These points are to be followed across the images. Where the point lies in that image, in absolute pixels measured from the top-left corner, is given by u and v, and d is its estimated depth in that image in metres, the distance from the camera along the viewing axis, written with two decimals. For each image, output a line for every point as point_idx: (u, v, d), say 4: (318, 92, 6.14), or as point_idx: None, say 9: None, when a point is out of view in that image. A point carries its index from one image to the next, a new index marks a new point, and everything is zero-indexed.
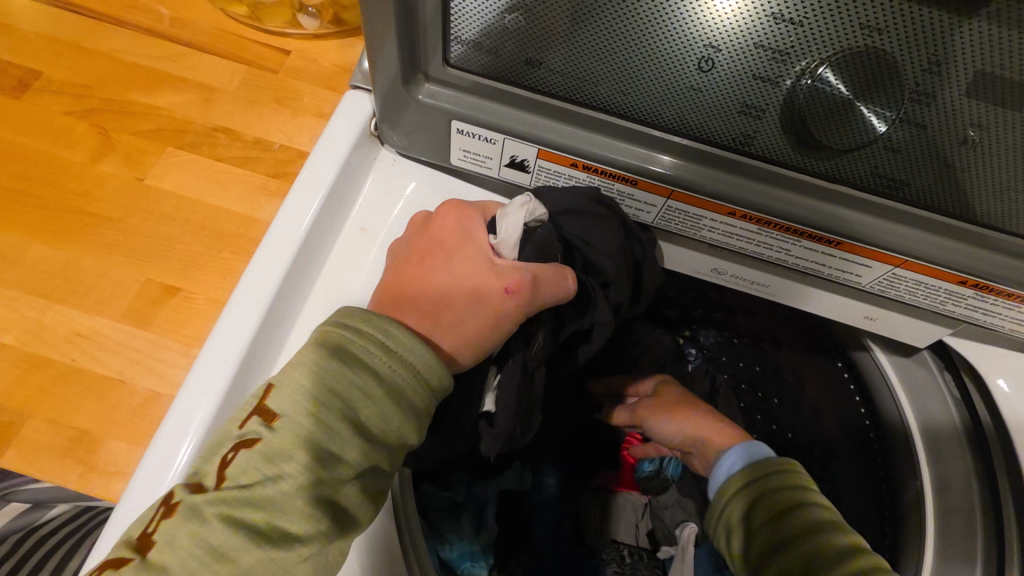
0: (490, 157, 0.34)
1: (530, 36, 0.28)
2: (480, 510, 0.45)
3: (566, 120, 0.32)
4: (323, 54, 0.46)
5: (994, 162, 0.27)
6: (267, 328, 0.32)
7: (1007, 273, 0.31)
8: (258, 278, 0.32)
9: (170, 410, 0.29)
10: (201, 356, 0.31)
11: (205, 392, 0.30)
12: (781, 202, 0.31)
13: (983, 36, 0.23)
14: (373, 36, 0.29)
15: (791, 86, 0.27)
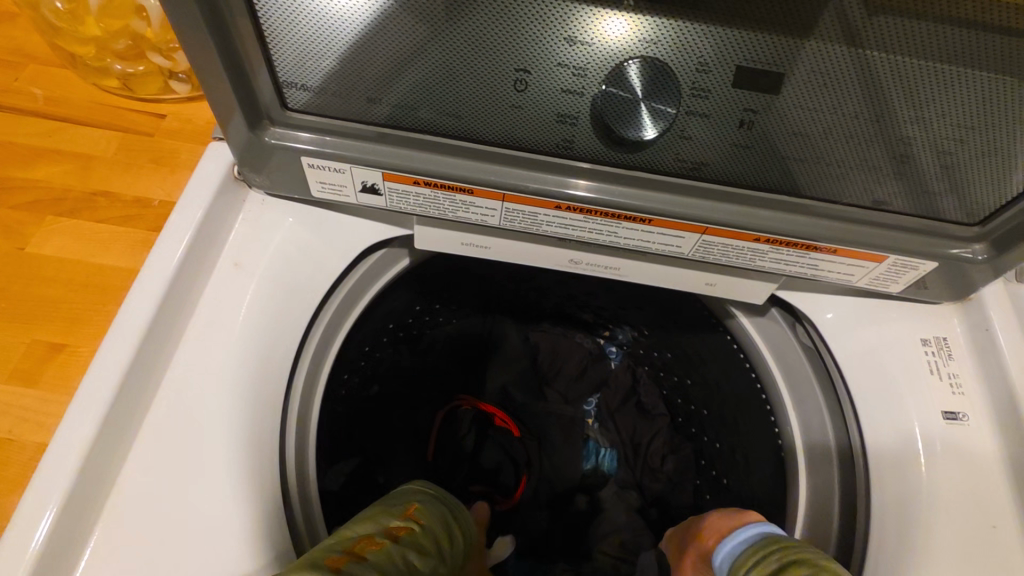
0: (348, 187, 0.38)
1: (360, 77, 0.33)
2: None
3: (418, 146, 0.36)
4: (197, 112, 0.50)
5: (772, 138, 0.33)
6: (139, 372, 0.35)
7: (791, 227, 0.37)
8: (128, 328, 0.35)
9: (41, 463, 0.32)
10: (71, 412, 0.34)
11: (76, 441, 0.33)
12: (601, 192, 0.37)
13: (731, 38, 0.29)
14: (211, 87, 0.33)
15: (593, 96, 0.32)
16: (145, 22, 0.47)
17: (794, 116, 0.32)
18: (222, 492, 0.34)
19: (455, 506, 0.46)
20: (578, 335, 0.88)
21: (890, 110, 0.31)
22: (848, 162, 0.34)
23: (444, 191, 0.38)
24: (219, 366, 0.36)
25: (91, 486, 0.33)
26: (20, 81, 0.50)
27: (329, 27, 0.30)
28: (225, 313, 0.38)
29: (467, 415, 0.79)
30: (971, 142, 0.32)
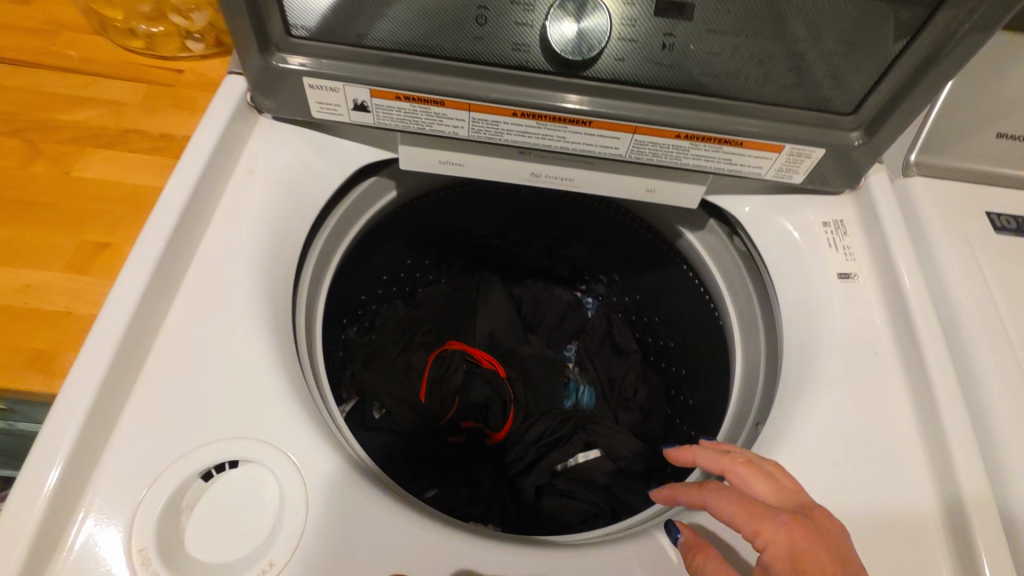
0: (344, 103, 0.47)
1: (353, 15, 0.43)
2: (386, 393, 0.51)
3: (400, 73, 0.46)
4: (211, 68, 0.58)
5: (685, 59, 0.43)
6: (169, 254, 0.41)
7: (704, 122, 0.46)
8: (166, 214, 0.42)
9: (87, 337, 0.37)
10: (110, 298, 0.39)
11: (118, 316, 0.38)
12: (543, 98, 0.46)
13: None
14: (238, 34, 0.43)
15: (539, 28, 0.43)
16: None
17: (701, 36, 0.42)
18: (244, 348, 0.40)
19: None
20: (556, 290, 0.96)
21: (761, 28, 0.41)
22: (740, 72, 0.44)
23: (426, 104, 0.47)
24: (241, 256, 0.43)
25: (139, 331, 0.38)
26: (56, 45, 0.57)
27: None
28: (251, 204, 0.46)
29: (454, 356, 0.80)
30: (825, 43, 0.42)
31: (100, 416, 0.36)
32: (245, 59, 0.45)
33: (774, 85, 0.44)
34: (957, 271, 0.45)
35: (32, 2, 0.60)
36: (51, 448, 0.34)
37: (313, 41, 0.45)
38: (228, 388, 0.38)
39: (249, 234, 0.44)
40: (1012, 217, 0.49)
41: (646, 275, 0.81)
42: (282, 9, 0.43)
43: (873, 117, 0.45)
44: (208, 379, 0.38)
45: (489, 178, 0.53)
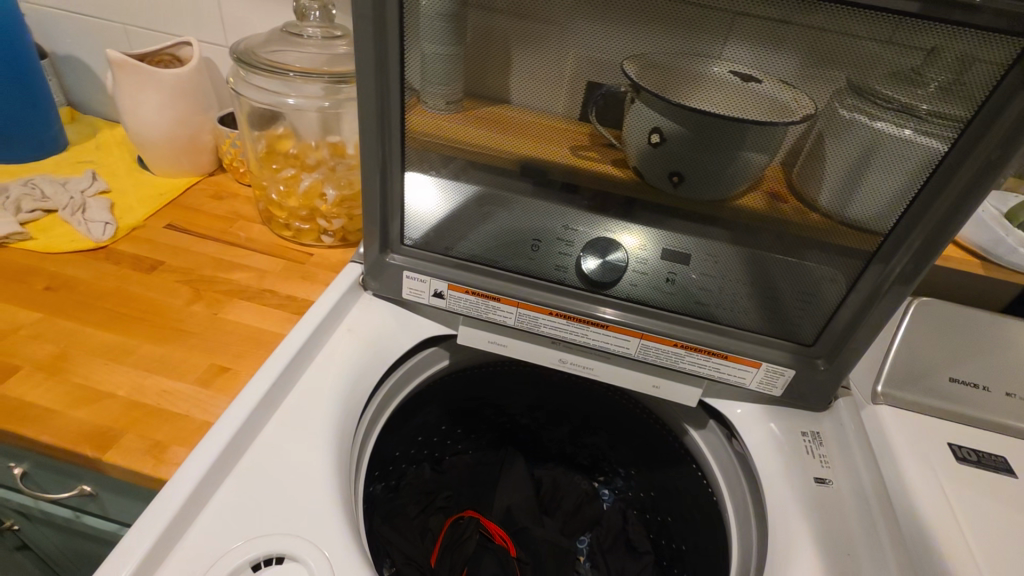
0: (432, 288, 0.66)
1: (446, 236, 0.64)
2: None
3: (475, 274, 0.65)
4: (333, 255, 0.78)
5: (681, 291, 0.61)
6: (281, 380, 0.54)
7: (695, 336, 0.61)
8: (287, 350, 0.56)
9: (206, 437, 0.47)
10: (230, 408, 0.51)
11: (232, 422, 0.49)
12: (572, 303, 0.63)
13: (648, 237, 0.61)
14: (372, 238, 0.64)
15: (575, 257, 0.62)
16: (324, 201, 0.76)
17: (690, 277, 0.60)
18: (316, 463, 0.50)
19: None
20: (576, 477, 1.01)
21: (730, 276, 0.59)
22: (717, 303, 0.60)
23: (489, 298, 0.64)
24: (330, 391, 0.56)
25: (242, 436, 0.49)
26: (233, 228, 0.80)
27: (438, 211, 0.63)
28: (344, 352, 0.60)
29: (469, 524, 0.89)
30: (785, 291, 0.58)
31: (181, 517, 0.44)
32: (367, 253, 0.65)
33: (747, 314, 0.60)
34: (925, 492, 0.53)
35: (226, 200, 0.85)
36: (153, 522, 0.43)
37: (415, 248, 0.65)
38: (295, 495, 0.47)
39: (340, 375, 0.58)
40: (973, 449, 0.57)
41: (659, 473, 0.86)
42: (401, 228, 0.64)
43: (830, 346, 0.58)
44: (282, 484, 0.48)
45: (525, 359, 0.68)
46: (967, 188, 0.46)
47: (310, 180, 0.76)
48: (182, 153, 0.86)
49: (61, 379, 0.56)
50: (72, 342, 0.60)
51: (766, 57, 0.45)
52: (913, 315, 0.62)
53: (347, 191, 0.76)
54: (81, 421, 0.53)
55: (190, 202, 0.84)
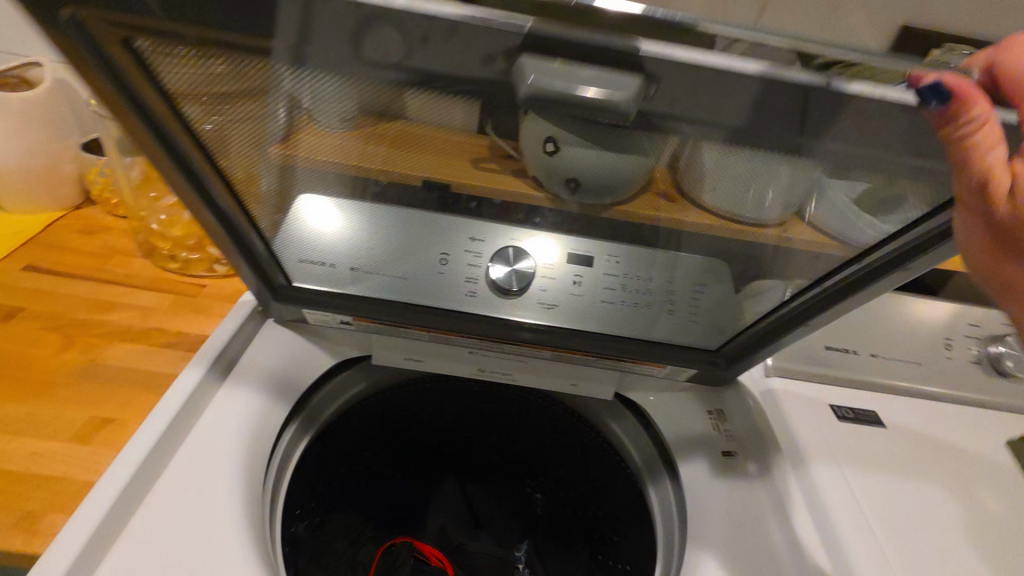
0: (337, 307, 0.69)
1: (352, 260, 0.66)
2: None
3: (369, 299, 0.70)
4: (229, 284, 0.73)
5: (587, 292, 0.67)
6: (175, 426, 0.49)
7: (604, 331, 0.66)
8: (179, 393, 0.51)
9: (85, 503, 0.42)
10: (114, 465, 0.45)
11: (117, 480, 0.44)
12: (483, 311, 0.67)
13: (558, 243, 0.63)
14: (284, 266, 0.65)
15: (484, 267, 0.66)
16: (214, 228, 0.71)
17: (595, 279, 0.66)
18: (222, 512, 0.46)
19: None
20: (508, 487, 1.01)
21: (626, 275, 0.65)
22: (615, 300, 0.67)
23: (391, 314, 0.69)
24: (232, 431, 0.52)
25: (131, 495, 0.45)
26: (107, 264, 0.72)
27: (340, 237, 0.64)
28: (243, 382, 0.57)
29: (403, 549, 0.88)
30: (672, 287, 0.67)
31: None
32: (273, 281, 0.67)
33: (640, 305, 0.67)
34: (816, 455, 0.58)
35: (98, 234, 0.77)
36: None
37: (310, 275, 0.68)
38: (199, 550, 0.43)
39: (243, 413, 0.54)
40: (850, 407, 0.65)
41: (586, 470, 0.89)
42: (303, 259, 0.67)
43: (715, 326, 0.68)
44: (182, 539, 0.43)
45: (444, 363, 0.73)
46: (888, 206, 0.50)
47: None
48: (38, 185, 0.76)
49: None
50: None
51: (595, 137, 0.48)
52: None
53: None
54: None
55: (54, 238, 0.75)
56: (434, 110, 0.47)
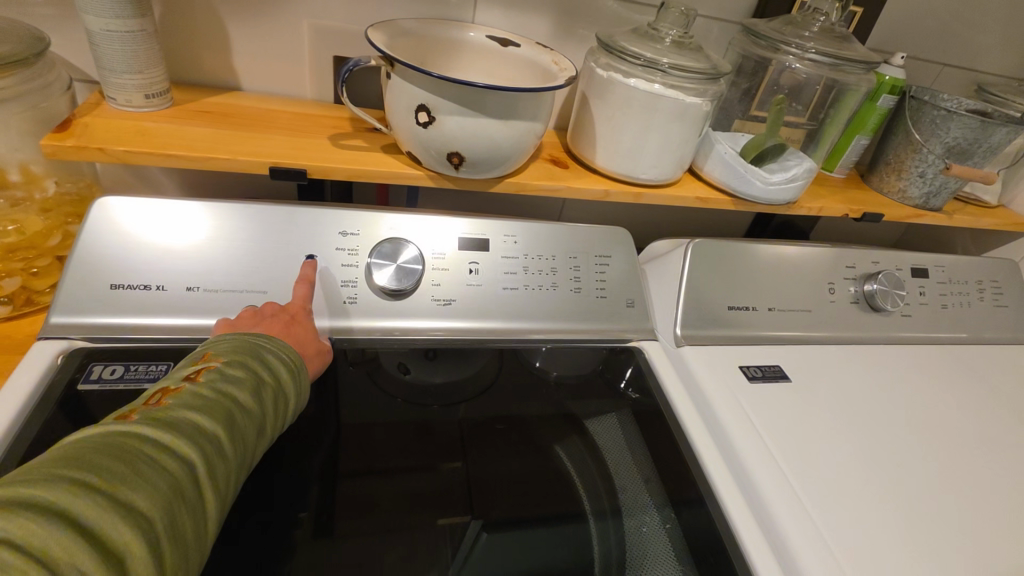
0: (161, 349, 0.49)
1: (191, 273, 0.51)
2: (366, 389, 0.55)
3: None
4: (16, 328, 0.55)
5: (491, 277, 0.58)
6: None
7: (512, 318, 0.59)
8: None
9: None
10: None
11: None
12: (376, 316, 0.55)
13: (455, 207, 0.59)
14: (92, 301, 0.49)
15: (364, 266, 0.56)
16: None
17: (495, 261, 0.59)
18: None
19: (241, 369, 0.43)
20: None
21: (523, 253, 0.60)
22: (522, 284, 0.59)
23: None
24: None
25: None
26: None
27: (171, 252, 0.51)
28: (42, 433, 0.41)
29: None
30: (578, 258, 0.62)
31: None
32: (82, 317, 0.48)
33: (554, 289, 0.60)
34: (718, 399, 0.57)
35: None
36: None
37: (129, 294, 0.49)
38: None
39: None
40: (756, 365, 0.64)
41: None
42: (121, 283, 0.50)
43: (633, 285, 0.64)
44: None
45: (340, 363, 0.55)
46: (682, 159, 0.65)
47: None
48: None
49: None
50: None
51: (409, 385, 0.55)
52: (693, 256, 0.67)
53: (14, 238, 0.53)
54: None
55: None
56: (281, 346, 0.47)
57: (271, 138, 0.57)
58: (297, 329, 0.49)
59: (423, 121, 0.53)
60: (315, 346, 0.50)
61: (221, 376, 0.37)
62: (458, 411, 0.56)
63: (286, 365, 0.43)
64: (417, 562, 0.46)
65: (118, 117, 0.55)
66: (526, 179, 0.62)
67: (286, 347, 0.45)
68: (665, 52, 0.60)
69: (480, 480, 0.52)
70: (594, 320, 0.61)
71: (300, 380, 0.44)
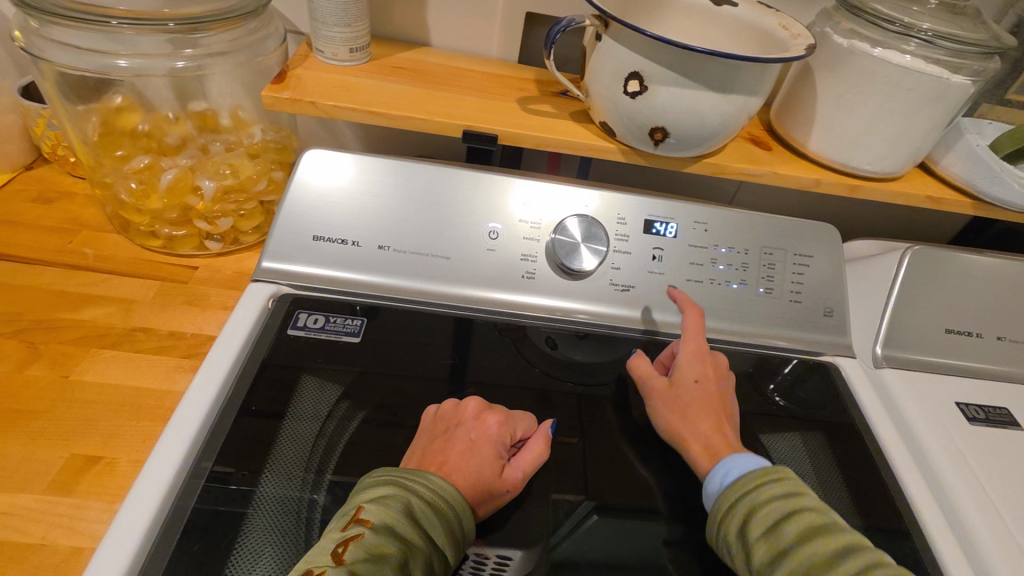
0: (352, 304, 0.52)
1: (386, 232, 0.53)
2: (525, 358, 0.52)
3: (295, 438, 0.42)
4: (226, 265, 0.60)
5: (671, 267, 0.55)
6: (194, 451, 0.40)
7: (686, 311, 0.55)
8: (190, 408, 0.41)
9: (95, 563, 0.33)
10: (121, 511, 0.36)
11: (130, 534, 0.35)
12: (550, 292, 0.54)
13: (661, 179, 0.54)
14: (298, 250, 0.52)
15: (546, 241, 0.54)
16: (199, 197, 0.57)
17: (677, 250, 0.55)
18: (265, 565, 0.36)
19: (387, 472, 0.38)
20: None
21: (707, 244, 0.56)
22: (700, 278, 0.55)
23: (407, 336, 0.51)
24: (262, 446, 0.41)
25: (150, 555, 0.35)
26: (73, 244, 0.59)
27: (368, 210, 0.53)
28: (253, 369, 0.45)
29: None
30: (774, 255, 0.57)
31: None
32: (288, 264, 0.52)
33: (742, 287, 0.55)
34: (928, 431, 0.49)
35: (55, 203, 0.63)
36: None
37: (330, 246, 0.52)
38: None
39: (269, 422, 0.43)
40: (980, 405, 0.53)
41: None
42: (325, 235, 0.52)
43: (825, 291, 0.57)
44: None
45: (499, 326, 0.54)
46: (920, 147, 0.53)
47: (175, 169, 0.56)
48: None
49: None
50: None
51: (563, 373, 0.52)
52: (910, 264, 0.57)
53: (230, 181, 0.57)
54: None
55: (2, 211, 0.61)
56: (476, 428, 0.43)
57: (464, 100, 0.56)
58: (460, 453, 0.40)
59: (630, 91, 0.48)
60: (506, 468, 0.41)
61: (367, 558, 0.32)
62: (604, 395, 0.51)
63: (440, 519, 0.36)
64: (531, 528, 0.41)
65: (324, 70, 0.56)
66: (726, 161, 0.56)
67: (444, 487, 0.37)
68: (929, 17, 0.49)
69: (627, 459, 0.47)
70: (779, 325, 0.56)
71: (462, 524, 0.37)
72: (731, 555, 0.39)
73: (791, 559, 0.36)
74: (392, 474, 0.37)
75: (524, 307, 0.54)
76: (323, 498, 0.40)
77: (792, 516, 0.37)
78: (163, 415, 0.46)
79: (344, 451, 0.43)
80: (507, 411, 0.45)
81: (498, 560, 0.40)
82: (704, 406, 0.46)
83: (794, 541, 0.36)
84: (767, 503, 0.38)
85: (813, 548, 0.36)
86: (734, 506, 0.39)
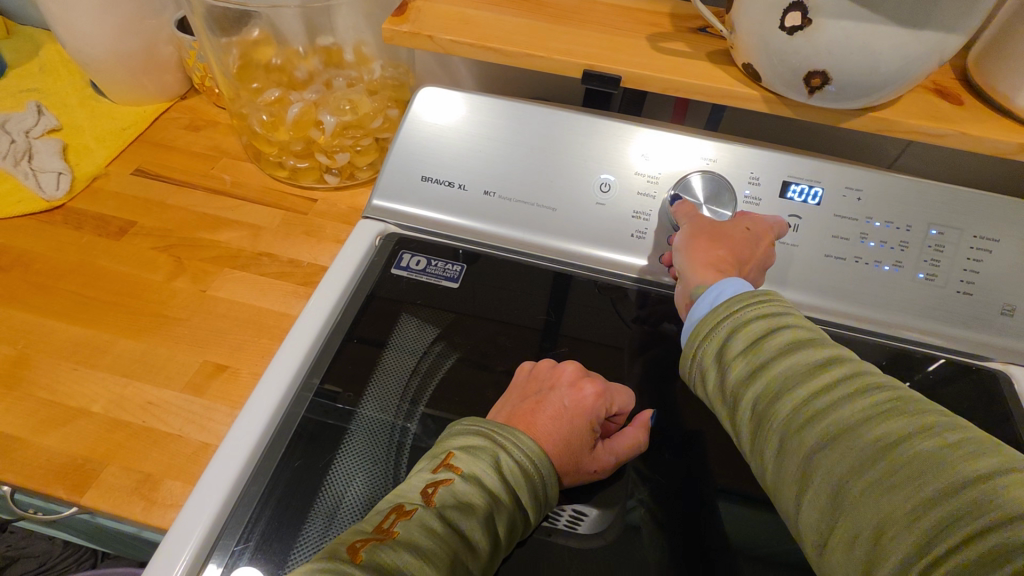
0: (456, 250, 0.52)
1: (492, 176, 0.51)
2: (626, 321, 0.49)
3: (390, 372, 0.44)
4: (342, 200, 0.63)
5: (810, 237, 0.48)
6: (304, 371, 0.42)
7: (820, 289, 0.48)
8: (302, 332, 0.44)
9: (218, 458, 0.37)
10: (241, 416, 0.39)
11: (247, 437, 0.38)
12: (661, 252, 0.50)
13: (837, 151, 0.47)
14: (405, 190, 0.52)
15: (662, 199, 0.50)
16: (320, 131, 0.59)
17: (817, 219, 0.48)
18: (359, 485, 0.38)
19: (475, 422, 0.38)
20: None
21: (857, 216, 0.48)
22: (842, 254, 0.48)
23: (505, 285, 0.50)
24: (362, 374, 0.43)
25: (263, 459, 0.38)
26: (214, 169, 0.64)
27: (478, 152, 0.52)
28: (359, 302, 0.47)
29: None
30: (944, 236, 0.47)
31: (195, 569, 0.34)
32: (395, 204, 0.52)
33: (895, 270, 0.47)
34: None
35: (201, 131, 0.69)
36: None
37: (436, 188, 0.52)
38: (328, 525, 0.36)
39: (369, 353, 0.44)
40: None
41: None
42: (433, 176, 0.52)
43: (1008, 282, 0.46)
44: (304, 515, 0.36)
45: (600, 284, 0.51)
46: None
47: (301, 103, 0.59)
48: (141, 73, 0.69)
49: (19, 395, 0.45)
50: (34, 341, 0.48)
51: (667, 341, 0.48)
52: None
53: (349, 117, 0.59)
54: (49, 452, 0.42)
55: (162, 136, 0.68)
56: (574, 399, 0.41)
57: (588, 35, 0.51)
58: (550, 418, 0.39)
59: (788, 26, 0.40)
60: (598, 450, 0.40)
61: (454, 502, 0.32)
62: None
63: (527, 477, 0.35)
64: (617, 498, 0.40)
65: (445, 3, 0.53)
66: (898, 116, 0.46)
67: (534, 448, 0.36)
68: None
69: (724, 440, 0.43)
70: (936, 319, 0.47)
71: (547, 487, 0.36)
72: (709, 373, 0.36)
73: (768, 369, 0.32)
74: (481, 425, 0.37)
75: (629, 267, 0.50)
76: (414, 428, 0.41)
77: (774, 332, 0.34)
78: (279, 335, 0.49)
79: (437, 390, 0.43)
80: (605, 383, 0.43)
81: (573, 514, 0.39)
82: (745, 249, 0.44)
83: (770, 351, 0.33)
84: (740, 326, 0.35)
85: (794, 359, 0.32)
86: (707, 329, 0.37)
